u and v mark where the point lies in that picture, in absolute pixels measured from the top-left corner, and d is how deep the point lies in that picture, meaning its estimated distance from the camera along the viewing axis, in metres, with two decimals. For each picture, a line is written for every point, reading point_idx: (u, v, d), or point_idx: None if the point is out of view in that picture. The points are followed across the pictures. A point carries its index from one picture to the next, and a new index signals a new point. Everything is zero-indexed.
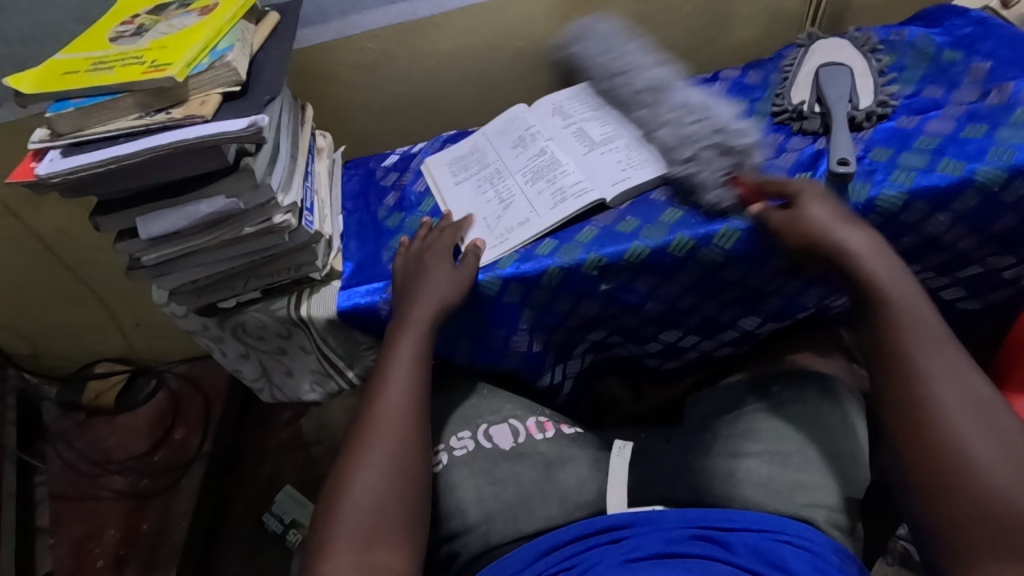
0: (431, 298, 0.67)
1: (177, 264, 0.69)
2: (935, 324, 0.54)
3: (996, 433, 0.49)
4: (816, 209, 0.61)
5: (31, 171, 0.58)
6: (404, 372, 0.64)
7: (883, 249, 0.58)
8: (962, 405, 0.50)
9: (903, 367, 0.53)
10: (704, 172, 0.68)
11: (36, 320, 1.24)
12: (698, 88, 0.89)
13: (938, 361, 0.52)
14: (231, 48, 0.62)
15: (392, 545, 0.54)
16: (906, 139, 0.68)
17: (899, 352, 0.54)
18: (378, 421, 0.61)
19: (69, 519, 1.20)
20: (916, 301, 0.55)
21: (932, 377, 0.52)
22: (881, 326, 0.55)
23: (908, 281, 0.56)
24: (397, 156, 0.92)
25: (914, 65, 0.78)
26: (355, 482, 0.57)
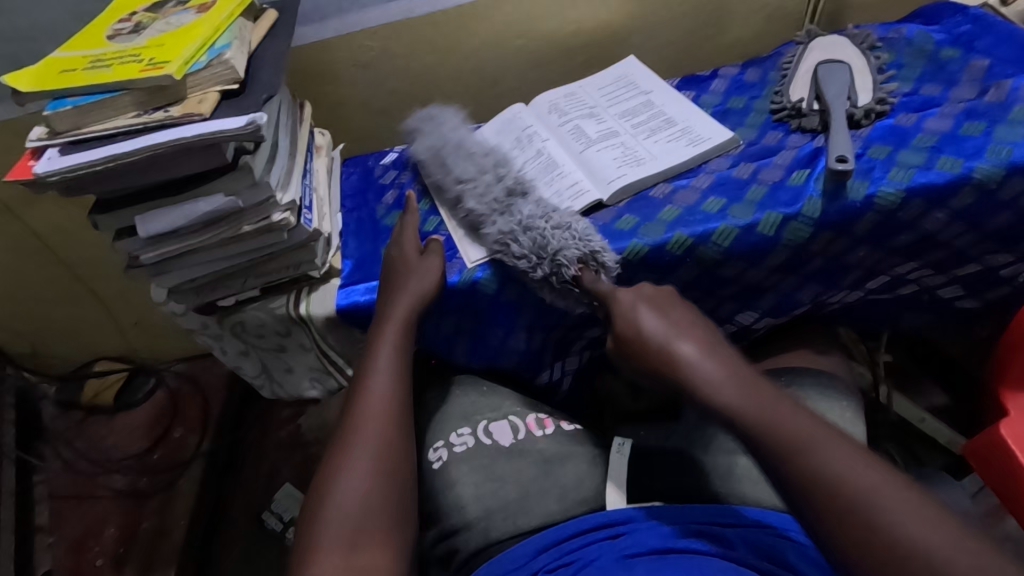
0: (409, 297, 0.68)
1: (176, 263, 0.69)
2: (794, 420, 0.49)
3: (908, 507, 0.43)
4: (645, 323, 0.60)
5: (29, 169, 0.58)
6: (387, 372, 0.65)
7: (716, 355, 0.56)
8: (859, 489, 0.45)
9: (795, 475, 0.47)
10: (550, 293, 0.69)
11: (34, 318, 1.24)
12: (697, 85, 0.89)
13: (821, 452, 0.47)
14: (230, 46, 0.62)
15: (377, 546, 0.55)
16: (904, 136, 0.68)
17: (778, 458, 0.48)
18: (362, 422, 0.62)
19: (68, 518, 1.20)
20: (770, 399, 0.51)
21: (811, 459, 0.47)
22: (750, 445, 0.50)
23: (755, 388, 0.53)
24: (395, 154, 0.92)
25: (912, 62, 0.78)
26: (341, 484, 0.57)
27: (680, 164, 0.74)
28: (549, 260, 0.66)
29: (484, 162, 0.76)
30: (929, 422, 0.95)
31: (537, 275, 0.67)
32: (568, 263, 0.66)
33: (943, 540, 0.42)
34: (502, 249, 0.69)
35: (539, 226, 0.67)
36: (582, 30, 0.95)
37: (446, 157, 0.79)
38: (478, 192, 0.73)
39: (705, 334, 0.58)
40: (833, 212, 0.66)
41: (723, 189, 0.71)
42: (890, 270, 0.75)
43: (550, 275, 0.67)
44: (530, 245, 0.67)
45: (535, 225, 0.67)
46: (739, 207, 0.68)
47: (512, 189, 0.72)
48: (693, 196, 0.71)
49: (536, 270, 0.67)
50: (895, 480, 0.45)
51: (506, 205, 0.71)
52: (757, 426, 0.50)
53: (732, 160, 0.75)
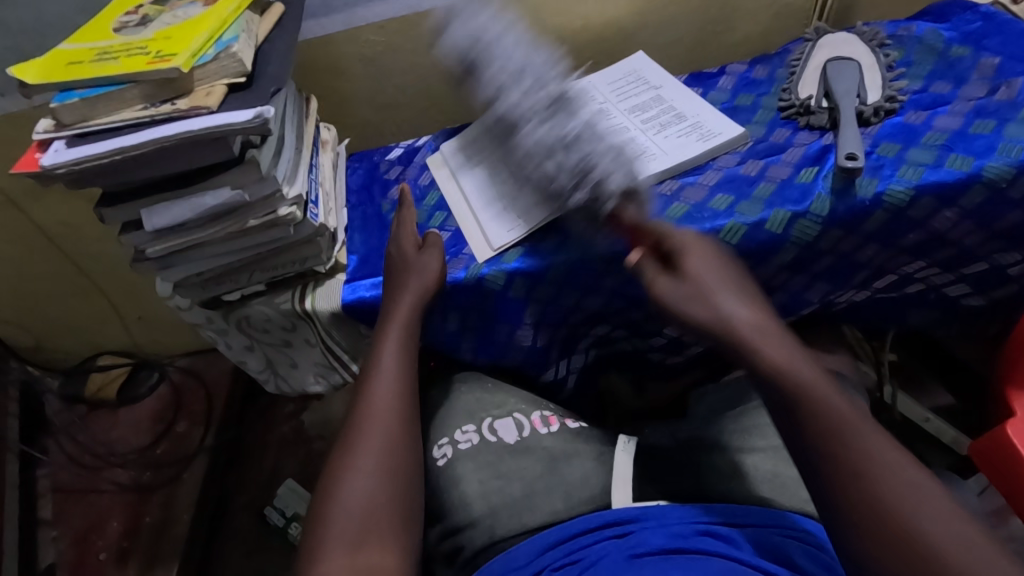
0: (413, 295, 0.68)
1: (182, 257, 0.69)
2: (840, 402, 0.50)
3: (938, 508, 0.45)
4: (702, 281, 0.59)
5: (35, 161, 0.58)
6: (391, 370, 0.65)
7: (767, 325, 0.56)
8: (899, 484, 0.46)
9: (834, 455, 0.48)
10: (582, 219, 0.66)
11: (38, 312, 1.24)
12: (703, 82, 0.89)
13: (868, 450, 0.48)
14: (237, 39, 0.61)
15: (384, 544, 0.55)
16: (913, 134, 0.68)
17: (826, 441, 0.49)
18: (367, 422, 0.62)
19: (72, 512, 1.21)
20: (814, 376, 0.52)
21: (859, 451, 0.48)
22: (793, 410, 0.51)
23: (807, 364, 0.53)
24: (401, 149, 0.92)
25: (921, 60, 0.77)
26: (346, 484, 0.57)
27: (689, 160, 0.73)
28: (585, 186, 0.63)
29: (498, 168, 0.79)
30: (934, 421, 0.95)
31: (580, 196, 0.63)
32: (611, 194, 0.62)
33: (967, 543, 0.43)
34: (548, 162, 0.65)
35: (587, 141, 0.64)
36: (589, 26, 0.95)
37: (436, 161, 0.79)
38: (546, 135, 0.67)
39: (762, 303, 0.58)
40: (842, 210, 0.66)
41: (731, 186, 0.71)
42: (898, 269, 0.75)
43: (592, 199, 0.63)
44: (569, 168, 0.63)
45: (583, 141, 0.64)
46: (747, 204, 0.68)
47: (560, 123, 0.70)
48: (700, 193, 0.71)
49: (576, 192, 0.63)
50: (933, 483, 0.47)
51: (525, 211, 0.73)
52: (807, 400, 0.51)
53: (740, 157, 0.75)
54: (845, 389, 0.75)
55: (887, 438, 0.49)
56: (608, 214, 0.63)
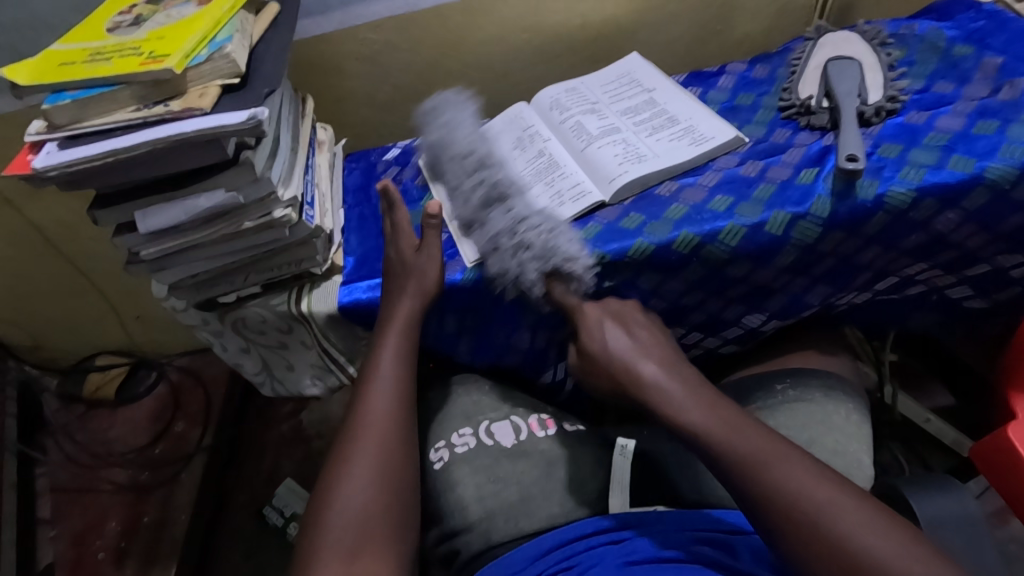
0: (411, 299, 0.67)
1: (176, 259, 0.68)
2: (743, 429, 0.56)
3: (852, 509, 0.49)
4: (610, 342, 0.65)
5: (27, 163, 0.57)
6: (388, 374, 0.65)
7: (675, 374, 0.62)
8: (817, 489, 0.50)
9: (753, 479, 0.53)
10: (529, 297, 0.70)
11: (36, 312, 1.24)
12: (703, 82, 0.88)
13: (782, 467, 0.52)
14: (231, 39, 0.61)
15: (379, 551, 0.54)
16: (915, 134, 0.67)
17: (740, 475, 0.53)
18: (364, 427, 0.61)
19: (70, 512, 1.20)
20: (725, 414, 0.58)
21: (772, 482, 0.52)
22: (714, 461, 0.56)
23: (710, 401, 0.59)
24: (398, 149, 0.91)
25: (923, 59, 0.77)
26: (342, 490, 0.57)
27: (687, 161, 0.73)
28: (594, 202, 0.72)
29: (469, 164, 0.76)
30: (934, 423, 0.94)
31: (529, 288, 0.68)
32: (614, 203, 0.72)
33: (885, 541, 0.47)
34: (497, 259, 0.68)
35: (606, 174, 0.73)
36: (588, 24, 0.94)
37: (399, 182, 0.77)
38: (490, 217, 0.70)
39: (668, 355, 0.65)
40: (842, 212, 0.65)
41: (730, 187, 0.70)
42: (899, 271, 0.74)
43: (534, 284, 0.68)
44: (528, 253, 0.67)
45: (530, 227, 0.67)
46: (747, 205, 0.67)
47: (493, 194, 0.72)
48: (700, 194, 0.70)
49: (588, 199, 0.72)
50: (845, 487, 0.51)
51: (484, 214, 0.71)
52: (712, 437, 0.56)
53: (740, 157, 0.74)
54: (845, 392, 0.74)
55: (793, 454, 0.54)
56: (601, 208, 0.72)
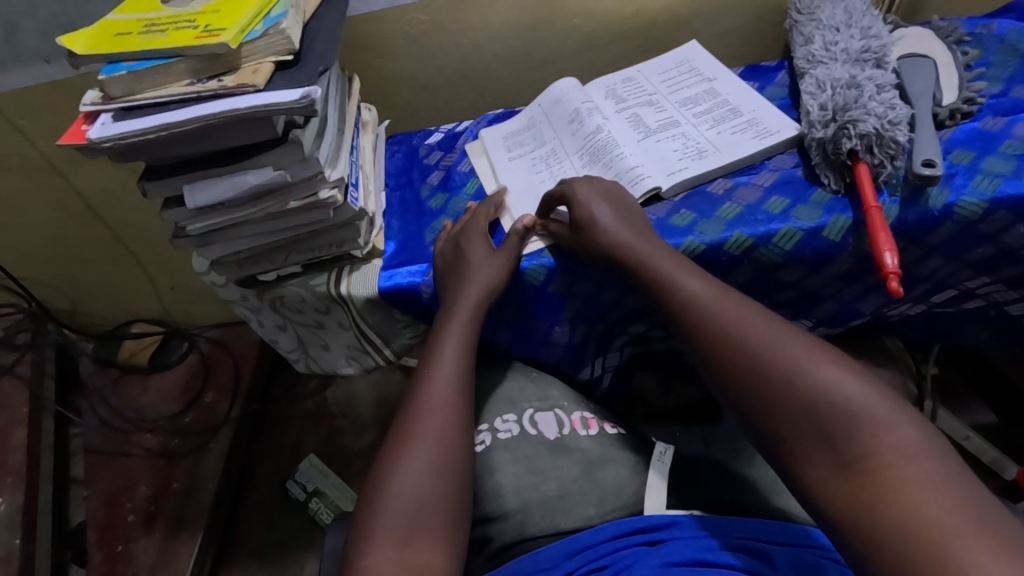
0: (474, 288, 0.66)
1: (222, 235, 0.68)
2: (761, 338, 0.52)
3: (835, 460, 0.44)
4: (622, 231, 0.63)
5: (82, 134, 0.58)
6: (450, 368, 0.63)
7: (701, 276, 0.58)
8: (802, 430, 0.46)
9: (753, 410, 0.50)
10: (819, 156, 0.67)
11: (77, 277, 1.26)
12: (761, 76, 0.84)
13: (775, 417, 0.48)
14: (286, 15, 0.59)
15: (431, 541, 0.54)
16: (991, 141, 0.64)
17: (747, 398, 0.50)
18: (424, 413, 0.61)
19: (104, 472, 1.24)
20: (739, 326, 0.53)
21: (771, 415, 0.48)
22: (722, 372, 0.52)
23: (732, 300, 0.55)
24: (441, 134, 0.90)
25: (1002, 62, 0.72)
26: (396, 477, 0.56)
27: (742, 159, 0.70)
28: (833, 132, 0.64)
29: (541, 156, 0.78)
30: (975, 440, 0.90)
31: (825, 133, 0.65)
32: (857, 136, 0.63)
33: (876, 497, 0.41)
34: (806, 126, 0.69)
35: (833, 96, 0.67)
36: (641, 11, 0.91)
37: (522, 152, 0.80)
38: (813, 95, 0.69)
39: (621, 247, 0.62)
40: (911, 217, 0.62)
41: (787, 188, 0.68)
42: (961, 284, 0.70)
43: (839, 134, 0.64)
44: (825, 109, 0.66)
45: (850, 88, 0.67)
46: (805, 208, 0.65)
47: (864, 54, 0.71)
48: (755, 193, 0.68)
49: (823, 128, 0.66)
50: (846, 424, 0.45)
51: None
52: (723, 338, 0.53)
53: (798, 158, 0.71)
54: None
55: (797, 384, 0.48)
56: (849, 160, 0.64)
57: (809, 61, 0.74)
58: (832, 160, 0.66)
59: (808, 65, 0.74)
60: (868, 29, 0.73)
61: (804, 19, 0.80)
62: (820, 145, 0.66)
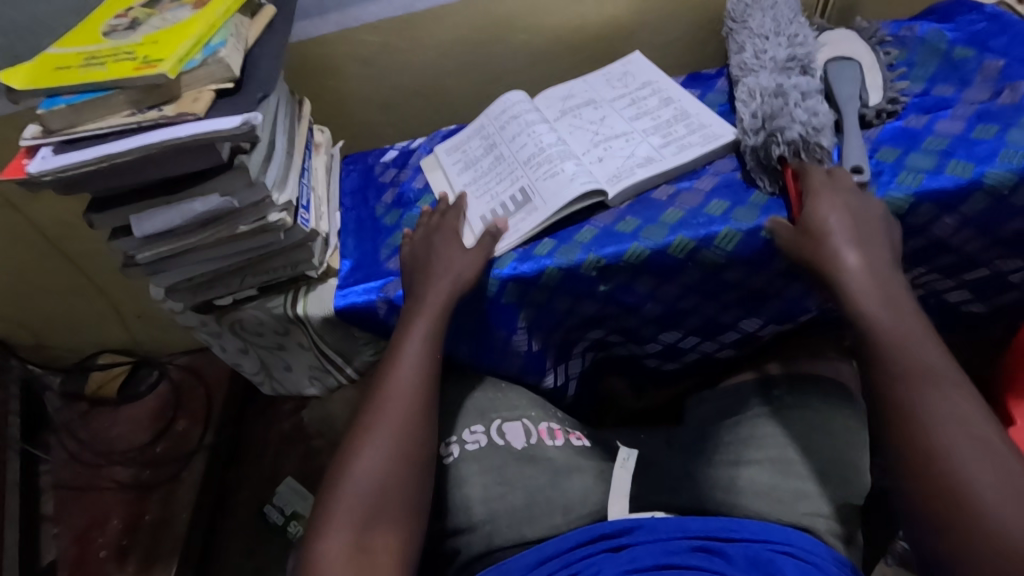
0: (444, 282, 0.67)
1: (172, 262, 0.68)
2: (932, 355, 0.54)
3: (1000, 478, 0.47)
4: (832, 220, 0.60)
5: (23, 168, 0.58)
6: (416, 360, 0.64)
7: (877, 267, 0.59)
8: (968, 444, 0.49)
9: (899, 390, 0.53)
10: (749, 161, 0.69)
11: (39, 310, 1.25)
12: (702, 84, 0.87)
13: (942, 421, 0.50)
14: (225, 43, 0.61)
15: (387, 528, 0.55)
16: (914, 138, 0.67)
17: (901, 383, 0.53)
18: (387, 401, 0.62)
19: (73, 508, 1.21)
20: (909, 326, 0.55)
21: (918, 407, 0.52)
22: (881, 352, 0.55)
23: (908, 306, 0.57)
24: (395, 152, 0.91)
25: (924, 62, 0.75)
26: (358, 463, 0.58)
27: (684, 164, 0.72)
28: (762, 139, 0.68)
29: (490, 167, 0.79)
30: None
31: (756, 141, 0.68)
32: (785, 142, 0.66)
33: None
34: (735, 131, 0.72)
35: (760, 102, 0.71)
36: (586, 25, 0.93)
37: (472, 165, 0.81)
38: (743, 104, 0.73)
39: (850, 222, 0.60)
40: None
41: (728, 192, 0.70)
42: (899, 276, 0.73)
43: (767, 143, 0.67)
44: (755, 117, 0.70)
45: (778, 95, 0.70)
46: (743, 210, 0.67)
47: (791, 62, 0.74)
48: (696, 198, 0.70)
49: (752, 136, 0.69)
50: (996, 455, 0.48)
51: (519, 203, 0.73)
52: (896, 333, 0.55)
53: (737, 161, 0.73)
54: (843, 399, 0.74)
55: (957, 398, 0.51)
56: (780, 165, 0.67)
57: (742, 69, 0.77)
58: (758, 163, 0.69)
59: (741, 73, 0.77)
60: (795, 37, 0.77)
61: (737, 26, 0.83)
62: (750, 153, 0.69)
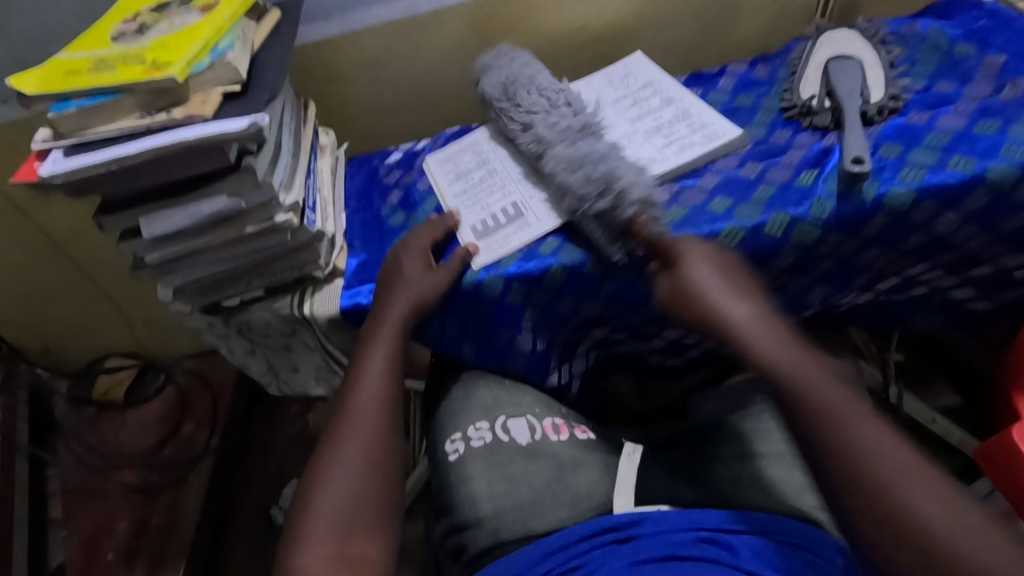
0: (401, 303, 0.68)
1: (180, 263, 0.69)
2: (836, 385, 0.51)
3: (936, 489, 0.44)
4: (703, 280, 0.59)
5: (34, 172, 0.59)
6: (379, 372, 0.64)
7: (765, 316, 0.57)
8: (905, 470, 0.45)
9: (812, 415, 0.49)
10: (599, 229, 0.67)
11: (47, 315, 1.25)
12: (704, 83, 0.88)
13: (875, 441, 0.47)
14: (232, 47, 0.62)
15: (368, 536, 0.54)
16: (916, 135, 0.67)
17: (806, 414, 0.50)
18: (354, 416, 0.61)
19: (81, 512, 1.22)
20: (800, 357, 0.53)
21: (849, 431, 0.47)
22: (784, 385, 0.52)
23: (764, 330, 0.56)
24: (400, 154, 0.92)
25: (925, 59, 0.76)
26: (331, 477, 0.57)
27: (688, 163, 0.73)
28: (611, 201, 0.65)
29: (489, 175, 0.80)
30: (940, 423, 0.95)
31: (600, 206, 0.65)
32: (635, 202, 0.64)
33: (994, 551, 0.41)
34: (569, 173, 0.68)
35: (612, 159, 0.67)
36: (589, 26, 0.94)
37: (471, 174, 0.82)
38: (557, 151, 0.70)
39: (747, 293, 0.59)
40: (847, 211, 0.65)
41: (730, 189, 0.70)
42: (902, 272, 0.74)
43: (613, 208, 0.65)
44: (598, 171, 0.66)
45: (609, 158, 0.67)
46: (746, 207, 0.67)
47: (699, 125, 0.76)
48: (699, 197, 0.70)
49: (599, 201, 0.66)
50: (927, 469, 0.45)
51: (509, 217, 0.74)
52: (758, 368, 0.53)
53: (740, 159, 0.74)
54: None
55: (868, 416, 0.48)
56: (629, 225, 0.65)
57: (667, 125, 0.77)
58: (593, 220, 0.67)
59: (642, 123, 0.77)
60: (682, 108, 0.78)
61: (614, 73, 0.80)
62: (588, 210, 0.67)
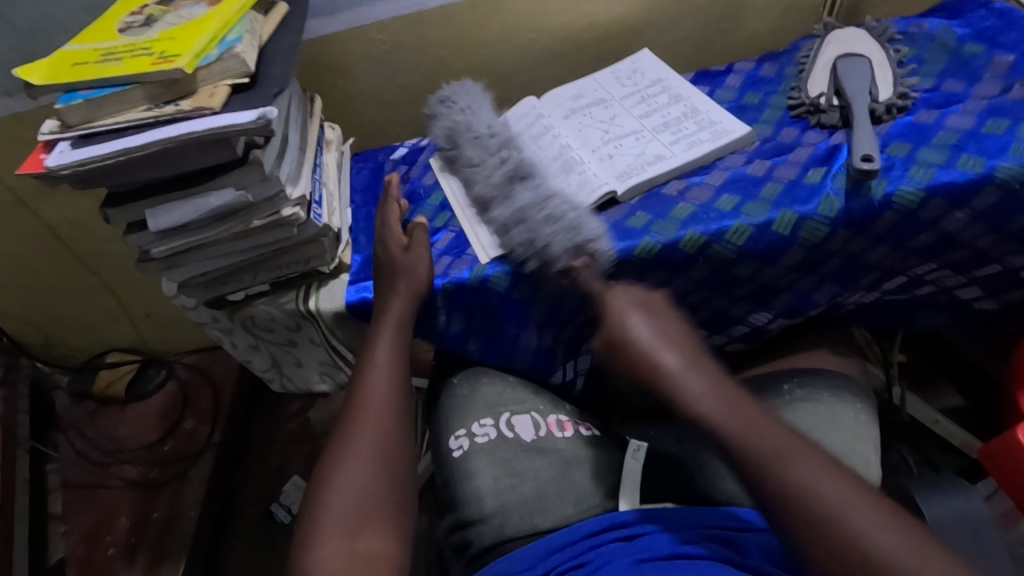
0: (402, 298, 0.68)
1: (186, 256, 0.69)
2: (769, 429, 0.50)
3: (882, 521, 0.44)
4: (635, 329, 0.58)
5: (41, 163, 0.58)
6: (385, 367, 0.64)
7: (696, 360, 0.55)
8: (854, 511, 0.45)
9: (760, 467, 0.48)
10: (543, 268, 0.68)
11: (49, 309, 1.25)
12: (711, 80, 0.88)
13: (818, 490, 0.46)
14: (241, 39, 0.61)
15: (378, 530, 0.54)
16: (925, 133, 0.67)
17: (753, 468, 0.48)
18: (361, 412, 0.61)
19: (81, 506, 1.22)
20: (745, 407, 0.52)
21: (791, 483, 0.47)
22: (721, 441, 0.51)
23: (703, 376, 0.54)
24: (405, 149, 0.91)
25: (934, 58, 0.76)
26: (339, 474, 0.56)
27: (696, 160, 0.73)
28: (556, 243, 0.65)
29: None
30: (943, 423, 0.95)
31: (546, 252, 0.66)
32: (579, 240, 0.65)
33: (931, 559, 0.42)
34: (509, 222, 0.68)
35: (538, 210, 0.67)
36: (596, 22, 0.94)
37: None
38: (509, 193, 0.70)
39: (680, 337, 0.57)
40: (856, 208, 0.65)
41: (738, 186, 0.70)
42: (908, 271, 0.74)
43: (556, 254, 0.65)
44: (541, 215, 0.66)
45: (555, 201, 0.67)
46: (754, 205, 0.67)
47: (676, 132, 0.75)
48: (706, 193, 0.70)
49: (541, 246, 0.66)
50: (864, 496, 0.46)
51: (506, 191, 0.71)
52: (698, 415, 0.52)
53: (747, 156, 0.74)
54: (852, 391, 0.74)
55: (810, 453, 0.48)
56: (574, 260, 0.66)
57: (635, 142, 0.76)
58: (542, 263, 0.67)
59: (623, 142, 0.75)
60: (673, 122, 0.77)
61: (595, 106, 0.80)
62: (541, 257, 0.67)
